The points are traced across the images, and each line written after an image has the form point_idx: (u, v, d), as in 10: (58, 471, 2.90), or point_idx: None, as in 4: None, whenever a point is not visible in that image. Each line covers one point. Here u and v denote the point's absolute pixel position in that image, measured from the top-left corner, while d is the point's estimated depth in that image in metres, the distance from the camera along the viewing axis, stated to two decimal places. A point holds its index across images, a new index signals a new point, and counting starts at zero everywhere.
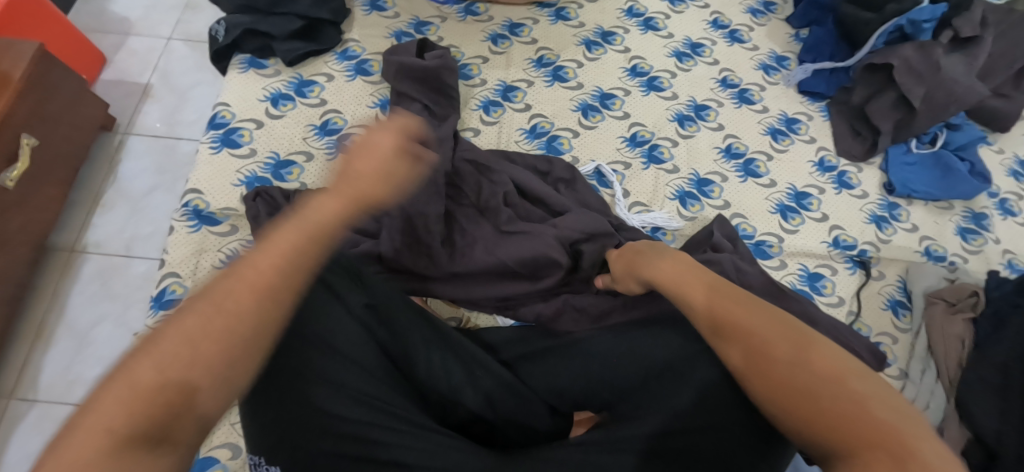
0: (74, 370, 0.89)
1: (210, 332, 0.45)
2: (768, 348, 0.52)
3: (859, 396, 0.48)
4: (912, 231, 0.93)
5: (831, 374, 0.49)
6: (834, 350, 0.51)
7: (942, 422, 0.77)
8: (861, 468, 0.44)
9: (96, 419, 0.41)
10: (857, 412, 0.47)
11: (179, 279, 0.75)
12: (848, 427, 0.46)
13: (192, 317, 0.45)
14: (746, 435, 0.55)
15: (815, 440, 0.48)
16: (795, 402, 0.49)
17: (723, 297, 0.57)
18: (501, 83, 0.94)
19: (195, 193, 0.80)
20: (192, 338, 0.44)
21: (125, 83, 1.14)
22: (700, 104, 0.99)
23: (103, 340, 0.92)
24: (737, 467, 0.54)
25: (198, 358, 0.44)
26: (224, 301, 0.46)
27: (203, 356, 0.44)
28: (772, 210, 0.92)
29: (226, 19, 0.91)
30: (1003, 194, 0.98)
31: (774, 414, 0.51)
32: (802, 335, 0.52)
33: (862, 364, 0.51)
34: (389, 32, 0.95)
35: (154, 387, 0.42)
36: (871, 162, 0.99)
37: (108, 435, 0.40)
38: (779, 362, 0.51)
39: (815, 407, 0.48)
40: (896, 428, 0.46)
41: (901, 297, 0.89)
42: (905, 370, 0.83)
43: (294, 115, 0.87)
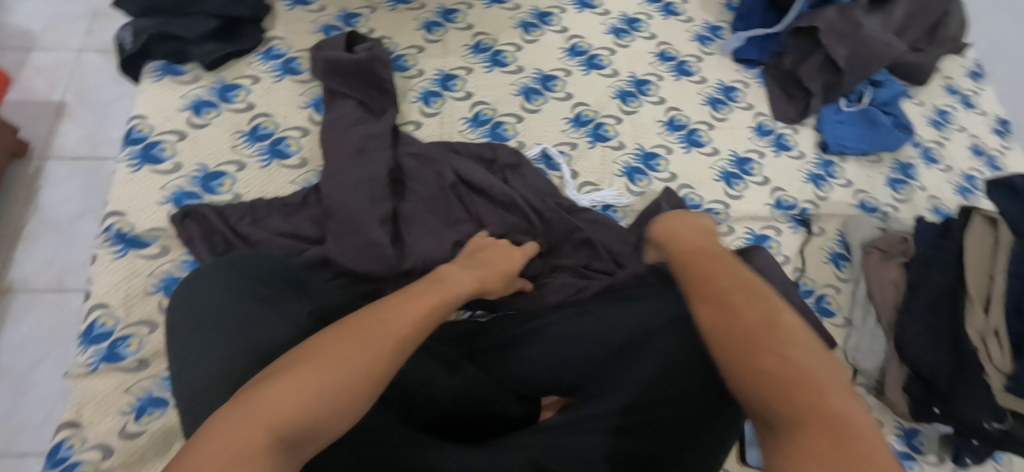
0: (11, 417, 0.85)
1: (355, 354, 0.47)
2: (722, 291, 0.47)
3: (806, 371, 0.42)
4: (847, 186, 0.99)
5: (774, 333, 0.44)
6: (795, 319, 0.45)
7: (883, 364, 0.83)
8: (796, 442, 0.39)
9: (254, 420, 0.42)
10: (775, 349, 0.43)
11: (108, 309, 0.72)
12: (790, 396, 0.41)
13: (339, 341, 0.47)
14: (714, 393, 0.58)
15: (748, 396, 0.43)
16: (734, 351, 0.44)
17: (691, 234, 0.58)
18: (439, 72, 0.94)
19: (116, 215, 0.77)
20: (337, 357, 0.46)
21: (36, 105, 1.08)
22: (641, 80, 1.00)
23: (43, 381, 0.88)
24: (711, 428, 0.57)
25: (342, 372, 0.46)
26: (371, 328, 0.49)
27: (340, 371, 0.46)
28: (716, 178, 0.95)
29: (132, 25, 0.85)
30: (926, 144, 1.04)
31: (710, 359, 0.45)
32: (751, 283, 0.48)
33: (815, 341, 0.45)
34: (317, 27, 0.93)
35: (309, 396, 0.44)
36: (805, 123, 1.03)
37: (266, 437, 0.41)
38: (732, 307, 0.46)
39: (757, 365, 0.43)
40: (840, 412, 0.40)
41: (841, 249, 0.94)
42: (849, 317, 0.88)
43: (219, 122, 0.83)
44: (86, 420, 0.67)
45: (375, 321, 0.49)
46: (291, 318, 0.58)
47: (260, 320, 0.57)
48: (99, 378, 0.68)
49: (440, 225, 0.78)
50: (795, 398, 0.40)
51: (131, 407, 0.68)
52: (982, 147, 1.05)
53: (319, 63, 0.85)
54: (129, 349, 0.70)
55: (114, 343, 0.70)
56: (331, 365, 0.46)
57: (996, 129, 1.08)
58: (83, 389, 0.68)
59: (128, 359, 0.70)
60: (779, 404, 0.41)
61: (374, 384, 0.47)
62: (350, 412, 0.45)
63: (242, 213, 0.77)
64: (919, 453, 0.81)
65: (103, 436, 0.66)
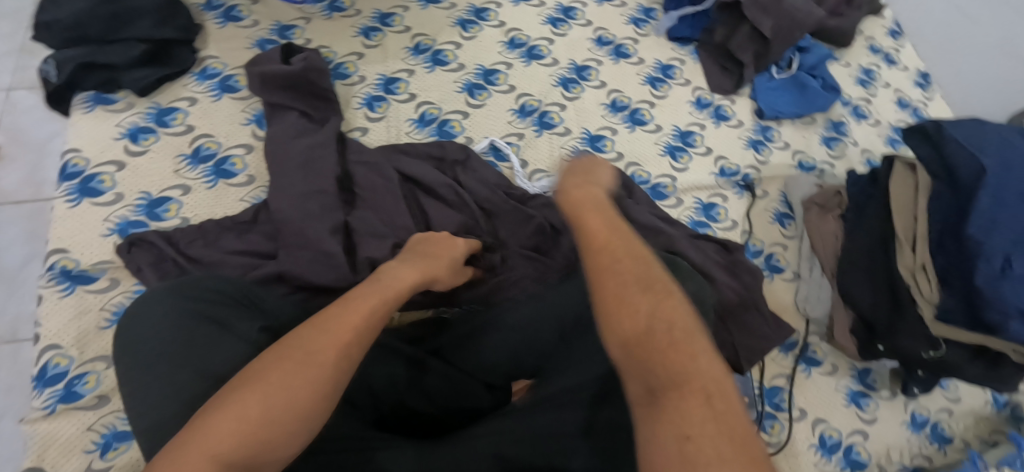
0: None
1: (294, 373, 0.49)
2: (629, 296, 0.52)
3: (699, 379, 0.47)
4: (785, 148, 1.03)
5: (677, 342, 0.48)
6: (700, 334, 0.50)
7: (830, 310, 0.92)
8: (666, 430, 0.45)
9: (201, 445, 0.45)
10: (682, 377, 0.47)
11: (61, 349, 0.73)
12: (677, 395, 0.46)
13: (278, 362, 0.49)
14: None
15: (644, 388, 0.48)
16: (638, 350, 0.49)
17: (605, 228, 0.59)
18: (381, 76, 0.94)
19: (60, 253, 0.77)
20: (277, 377, 0.49)
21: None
22: (580, 66, 1.03)
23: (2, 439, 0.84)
24: None
25: (286, 390, 0.48)
26: (306, 345, 0.51)
27: (283, 394, 0.48)
28: (662, 153, 0.98)
29: (54, 56, 0.83)
30: (855, 101, 1.09)
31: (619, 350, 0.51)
32: (665, 295, 0.52)
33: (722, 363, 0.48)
34: (252, 43, 0.92)
35: (255, 420, 0.47)
36: (741, 93, 1.07)
37: (213, 460, 0.45)
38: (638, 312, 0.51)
39: (656, 367, 0.48)
40: (720, 416, 0.45)
41: (784, 209, 1.00)
42: (797, 271, 0.96)
43: (159, 148, 0.83)
44: (50, 462, 0.69)
45: (306, 339, 0.51)
46: (245, 335, 0.60)
47: (212, 339, 0.58)
48: (57, 420, 0.70)
49: (392, 229, 0.79)
50: (690, 427, 0.44)
51: (94, 445, 0.70)
52: (906, 100, 1.11)
53: (255, 77, 0.85)
54: (86, 387, 0.72)
55: (70, 382, 0.72)
56: (272, 395, 0.48)
57: (918, 82, 1.14)
58: (41, 432, 0.69)
59: (86, 397, 0.72)
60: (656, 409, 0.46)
61: (319, 399, 0.49)
62: (297, 433, 0.48)
63: (192, 236, 0.77)
64: (873, 390, 0.92)
65: None
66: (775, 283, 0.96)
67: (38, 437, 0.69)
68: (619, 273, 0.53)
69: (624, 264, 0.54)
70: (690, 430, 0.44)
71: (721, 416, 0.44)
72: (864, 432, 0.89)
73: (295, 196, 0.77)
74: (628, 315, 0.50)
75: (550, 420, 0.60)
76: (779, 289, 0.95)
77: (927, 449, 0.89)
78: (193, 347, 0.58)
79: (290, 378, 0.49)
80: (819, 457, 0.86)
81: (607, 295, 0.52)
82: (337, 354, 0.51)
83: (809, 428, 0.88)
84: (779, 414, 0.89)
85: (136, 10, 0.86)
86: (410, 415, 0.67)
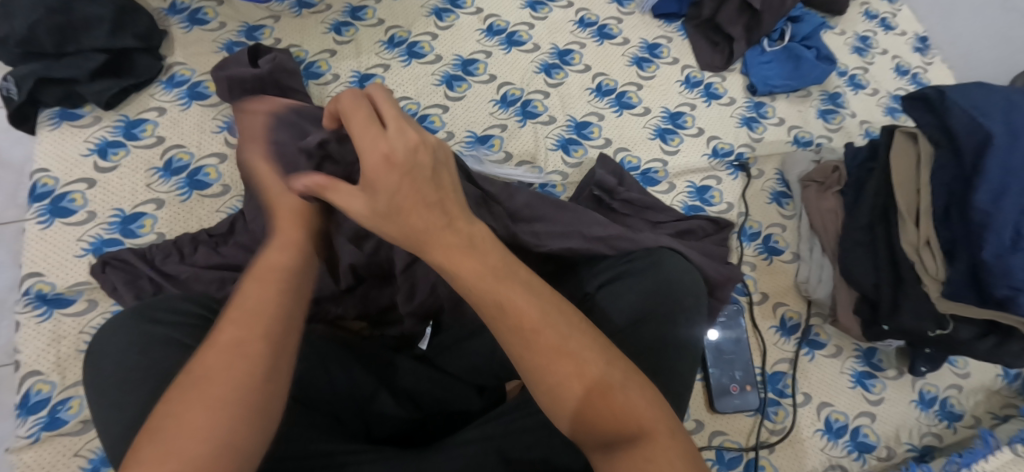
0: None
1: (212, 388, 0.47)
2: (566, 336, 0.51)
3: (637, 411, 0.49)
4: (780, 124, 1.00)
5: (615, 376, 0.50)
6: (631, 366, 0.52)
7: (833, 291, 0.88)
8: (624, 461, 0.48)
9: None
10: (631, 416, 0.49)
11: (43, 376, 0.72)
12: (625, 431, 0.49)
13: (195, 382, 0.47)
14: (630, 345, 0.65)
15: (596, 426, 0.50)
16: (589, 393, 0.50)
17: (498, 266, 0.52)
18: (355, 73, 0.91)
19: (35, 276, 0.76)
20: (202, 398, 0.47)
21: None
22: (563, 50, 0.99)
23: None
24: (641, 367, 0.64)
25: (209, 409, 0.46)
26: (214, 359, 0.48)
27: (205, 409, 0.46)
28: (651, 137, 0.95)
29: (13, 73, 0.80)
30: (852, 71, 1.05)
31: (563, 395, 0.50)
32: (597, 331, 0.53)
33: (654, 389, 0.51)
34: (219, 46, 0.89)
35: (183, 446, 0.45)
36: (732, 69, 1.03)
37: None
38: (579, 352, 0.50)
39: (608, 405, 0.49)
40: (660, 442, 0.48)
41: (781, 188, 0.97)
42: (797, 252, 0.93)
43: (129, 162, 0.81)
44: None
45: (213, 367, 0.48)
46: None
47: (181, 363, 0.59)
48: (41, 448, 0.70)
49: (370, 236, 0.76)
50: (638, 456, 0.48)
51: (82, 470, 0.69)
52: (906, 66, 1.07)
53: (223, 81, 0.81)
54: (70, 412, 0.71)
55: (54, 408, 0.71)
56: (188, 437, 0.45)
57: (917, 47, 1.10)
58: (25, 462, 0.69)
59: (71, 423, 0.71)
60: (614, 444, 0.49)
61: (241, 408, 0.47)
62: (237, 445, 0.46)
63: (166, 252, 0.76)
64: (880, 370, 0.90)
65: None
66: (774, 265, 0.93)
67: (24, 466, 0.69)
68: (526, 315, 0.51)
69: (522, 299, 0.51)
70: (652, 456, 0.47)
71: (671, 441, 0.49)
72: (872, 414, 0.87)
73: (262, 207, 0.73)
74: (558, 359, 0.50)
75: (540, 421, 0.64)
76: (778, 272, 0.92)
77: (936, 428, 0.87)
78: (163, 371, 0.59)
79: (206, 413, 0.46)
80: (824, 441, 0.84)
81: (520, 348, 0.51)
82: (254, 354, 0.49)
83: (814, 413, 0.86)
84: (783, 400, 0.86)
85: (90, 18, 0.82)
86: (400, 422, 0.70)
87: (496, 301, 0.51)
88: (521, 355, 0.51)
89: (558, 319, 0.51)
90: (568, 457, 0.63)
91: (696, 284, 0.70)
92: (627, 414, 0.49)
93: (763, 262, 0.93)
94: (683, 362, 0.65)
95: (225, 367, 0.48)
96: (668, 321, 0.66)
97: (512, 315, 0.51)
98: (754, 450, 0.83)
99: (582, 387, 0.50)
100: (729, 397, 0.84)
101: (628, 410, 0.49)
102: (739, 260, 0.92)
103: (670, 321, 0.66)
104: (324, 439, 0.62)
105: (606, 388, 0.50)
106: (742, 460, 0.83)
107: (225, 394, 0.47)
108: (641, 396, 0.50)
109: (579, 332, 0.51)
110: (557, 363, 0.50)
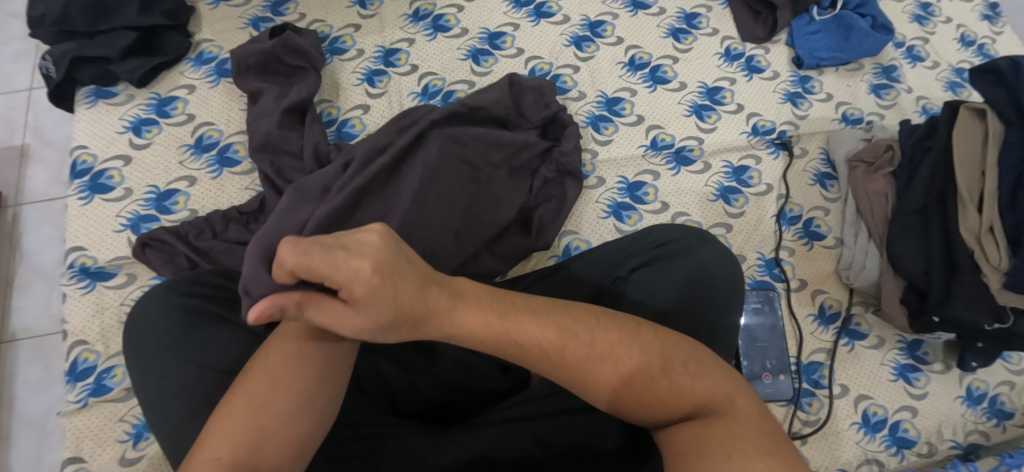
0: (42, 462, 0.89)
1: (285, 371, 0.53)
2: (596, 345, 0.52)
3: (728, 414, 0.50)
4: (827, 100, 0.94)
5: (670, 390, 0.50)
6: (708, 374, 0.51)
7: (880, 278, 0.83)
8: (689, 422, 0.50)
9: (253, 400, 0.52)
10: (712, 405, 0.50)
11: (88, 345, 0.75)
12: (679, 404, 0.50)
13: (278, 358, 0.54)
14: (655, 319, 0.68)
15: (666, 423, 0.51)
16: (663, 404, 0.51)
17: (520, 317, 0.53)
18: (380, 48, 0.90)
19: (78, 250, 0.78)
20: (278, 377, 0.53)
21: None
22: (594, 21, 0.95)
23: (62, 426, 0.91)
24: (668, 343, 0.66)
25: (281, 379, 0.53)
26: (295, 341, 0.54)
27: (288, 384, 0.53)
28: (687, 113, 0.91)
29: (50, 52, 0.82)
30: (909, 41, 0.97)
31: (624, 414, 0.52)
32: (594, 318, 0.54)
33: (731, 375, 0.52)
34: (245, 22, 0.90)
35: (292, 409, 0.52)
36: (776, 40, 0.97)
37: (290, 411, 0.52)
38: (621, 361, 0.52)
39: (673, 397, 0.50)
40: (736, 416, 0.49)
41: (826, 169, 0.91)
42: (840, 237, 0.88)
43: (162, 139, 0.83)
44: (87, 454, 0.71)
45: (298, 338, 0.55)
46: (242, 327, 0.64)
47: (222, 337, 0.63)
48: (90, 413, 0.72)
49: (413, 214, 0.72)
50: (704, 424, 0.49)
51: (127, 435, 0.72)
52: (971, 36, 0.98)
53: (233, 55, 0.82)
54: (114, 380, 0.74)
55: (99, 376, 0.74)
56: (278, 385, 0.52)
57: (985, 14, 1.01)
58: (75, 425, 0.72)
59: (115, 390, 0.74)
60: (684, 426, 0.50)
61: (310, 385, 0.54)
62: (303, 393, 0.53)
63: (199, 228, 0.77)
64: (925, 364, 0.85)
65: (105, 466, 0.71)
66: (814, 249, 0.88)
67: (74, 430, 0.72)
68: (547, 339, 0.52)
69: (542, 322, 0.53)
70: (725, 417, 0.49)
71: (744, 407, 0.50)
72: (914, 409, 0.82)
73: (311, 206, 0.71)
74: (602, 362, 0.52)
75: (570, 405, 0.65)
76: (819, 257, 0.88)
77: (984, 425, 0.83)
78: (203, 339, 0.62)
79: (296, 370, 0.53)
80: (861, 435, 0.81)
81: (556, 371, 0.53)
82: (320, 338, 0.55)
83: (851, 405, 0.82)
84: (818, 391, 0.83)
85: None
86: (427, 399, 0.70)
87: (516, 343, 0.53)
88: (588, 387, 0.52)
89: (576, 324, 0.53)
90: (597, 444, 0.63)
91: (731, 272, 0.69)
92: (710, 404, 0.50)
93: (803, 248, 0.88)
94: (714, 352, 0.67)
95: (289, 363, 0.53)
96: (692, 312, 0.67)
97: (538, 350, 0.53)
98: None
99: (681, 387, 0.51)
100: (764, 386, 0.81)
101: (707, 398, 0.50)
102: (777, 244, 0.87)
103: (699, 310, 0.67)
104: (355, 410, 0.63)
105: (680, 385, 0.51)
106: None
107: (288, 374, 0.53)
108: (691, 372, 0.51)
109: (601, 326, 0.53)
110: (600, 371, 0.52)
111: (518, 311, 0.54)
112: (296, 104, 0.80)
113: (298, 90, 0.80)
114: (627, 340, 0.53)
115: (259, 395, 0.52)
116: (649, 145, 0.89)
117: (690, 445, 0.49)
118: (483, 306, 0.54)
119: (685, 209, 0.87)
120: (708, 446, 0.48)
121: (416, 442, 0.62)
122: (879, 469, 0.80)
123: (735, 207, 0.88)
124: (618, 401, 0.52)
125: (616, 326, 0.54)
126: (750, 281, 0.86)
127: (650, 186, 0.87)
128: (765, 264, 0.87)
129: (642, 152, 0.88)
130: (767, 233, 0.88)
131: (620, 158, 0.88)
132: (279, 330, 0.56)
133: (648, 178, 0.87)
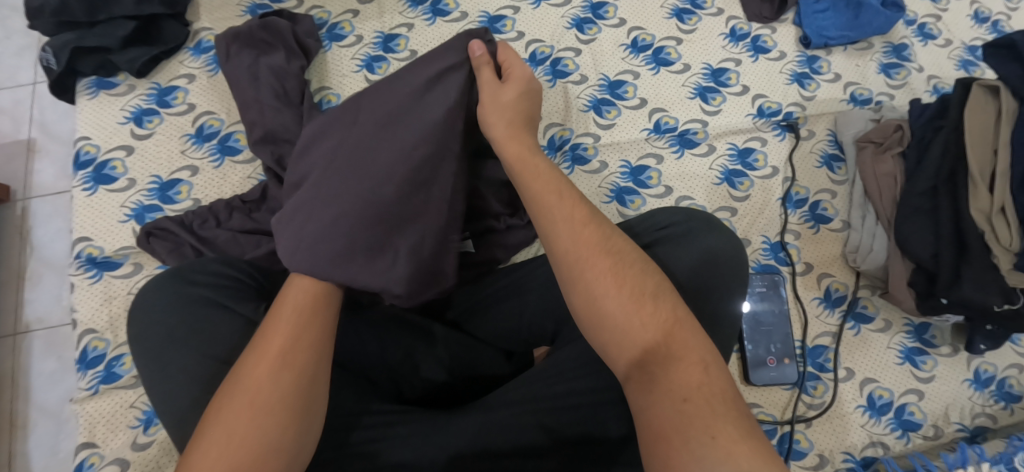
0: (60, 448, 0.91)
1: (242, 427, 0.51)
2: (623, 256, 0.59)
3: (705, 388, 0.52)
4: (835, 81, 0.92)
5: (661, 331, 0.55)
6: (697, 335, 0.55)
7: (887, 261, 0.82)
8: (681, 402, 0.51)
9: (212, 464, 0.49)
10: (692, 383, 0.52)
11: (98, 334, 0.76)
12: (665, 348, 0.54)
13: (233, 417, 0.51)
14: None
15: (641, 373, 0.54)
16: (653, 335, 0.55)
17: (567, 206, 0.61)
18: (379, 34, 0.89)
19: (85, 241, 0.79)
20: (235, 434, 0.51)
21: (5, 147, 1.05)
22: (597, 3, 0.93)
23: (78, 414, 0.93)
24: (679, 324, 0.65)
25: (242, 437, 0.50)
26: (254, 397, 0.52)
27: (248, 438, 0.50)
28: (691, 96, 0.90)
29: (50, 43, 0.81)
30: (921, 19, 0.95)
31: (613, 334, 0.56)
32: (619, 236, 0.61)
33: (714, 353, 0.55)
34: (243, 10, 0.89)
35: (253, 461, 0.50)
36: (784, 19, 0.95)
37: (254, 459, 0.50)
38: (642, 280, 0.57)
39: (666, 336, 0.54)
40: (709, 399, 0.51)
41: (833, 150, 0.90)
42: (847, 220, 0.87)
43: (163, 129, 0.83)
44: (100, 439, 0.72)
45: (255, 379, 0.53)
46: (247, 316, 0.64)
47: (227, 325, 0.63)
48: (101, 399, 0.74)
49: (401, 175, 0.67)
50: (686, 402, 0.51)
51: (137, 421, 0.73)
52: (985, 13, 0.96)
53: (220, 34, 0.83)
54: (124, 368, 0.75)
55: (109, 363, 0.75)
56: (234, 444, 0.50)
57: None
58: (87, 411, 0.73)
59: (124, 377, 0.75)
60: (649, 393, 0.53)
61: (276, 435, 0.51)
62: (267, 446, 0.51)
63: (203, 217, 0.77)
64: (932, 347, 0.84)
65: (117, 451, 0.72)
66: (821, 232, 0.87)
67: (86, 416, 0.73)
68: (586, 234, 0.60)
69: (586, 228, 0.60)
70: (688, 396, 0.51)
71: (718, 382, 0.52)
72: (920, 392, 0.82)
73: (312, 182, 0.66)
74: (612, 285, 0.57)
75: (573, 390, 0.65)
76: (825, 240, 0.87)
77: (991, 408, 0.82)
78: (208, 328, 0.62)
79: (252, 426, 0.51)
80: (867, 418, 0.81)
81: (583, 263, 0.58)
82: (273, 387, 0.53)
83: (856, 388, 0.82)
84: (823, 375, 0.83)
85: None
86: (430, 384, 0.70)
87: (562, 220, 0.60)
88: (586, 314, 0.57)
89: (605, 232, 0.60)
90: (598, 425, 0.64)
91: (735, 252, 0.68)
92: (685, 361, 0.53)
93: (809, 231, 0.87)
94: (720, 335, 0.66)
95: (247, 419, 0.51)
96: (698, 296, 0.66)
97: (575, 230, 0.60)
98: (789, 424, 0.80)
99: (661, 335, 0.55)
100: (766, 369, 0.81)
101: (685, 356, 0.53)
102: (783, 227, 0.86)
103: (706, 294, 0.66)
104: (359, 400, 0.64)
105: (670, 334, 0.55)
106: (776, 433, 0.80)
107: (248, 430, 0.51)
108: (679, 315, 0.56)
109: (626, 246, 0.60)
110: (608, 281, 0.57)
111: (566, 198, 0.62)
112: (292, 94, 0.80)
113: (268, 70, 0.80)
114: (644, 268, 0.58)
115: (218, 455, 0.50)
116: (652, 129, 0.88)
117: (674, 429, 0.50)
118: (547, 178, 0.64)
119: (690, 193, 0.86)
120: (691, 430, 0.50)
121: (420, 427, 0.63)
122: (884, 452, 0.80)
123: (740, 190, 0.87)
124: (605, 331, 0.56)
125: (641, 260, 0.59)
126: (756, 265, 0.85)
127: (654, 170, 0.86)
128: (770, 248, 0.86)
129: (645, 135, 0.87)
130: (773, 216, 0.87)
131: (623, 142, 0.87)
132: (232, 379, 0.54)
133: (652, 162, 0.86)
